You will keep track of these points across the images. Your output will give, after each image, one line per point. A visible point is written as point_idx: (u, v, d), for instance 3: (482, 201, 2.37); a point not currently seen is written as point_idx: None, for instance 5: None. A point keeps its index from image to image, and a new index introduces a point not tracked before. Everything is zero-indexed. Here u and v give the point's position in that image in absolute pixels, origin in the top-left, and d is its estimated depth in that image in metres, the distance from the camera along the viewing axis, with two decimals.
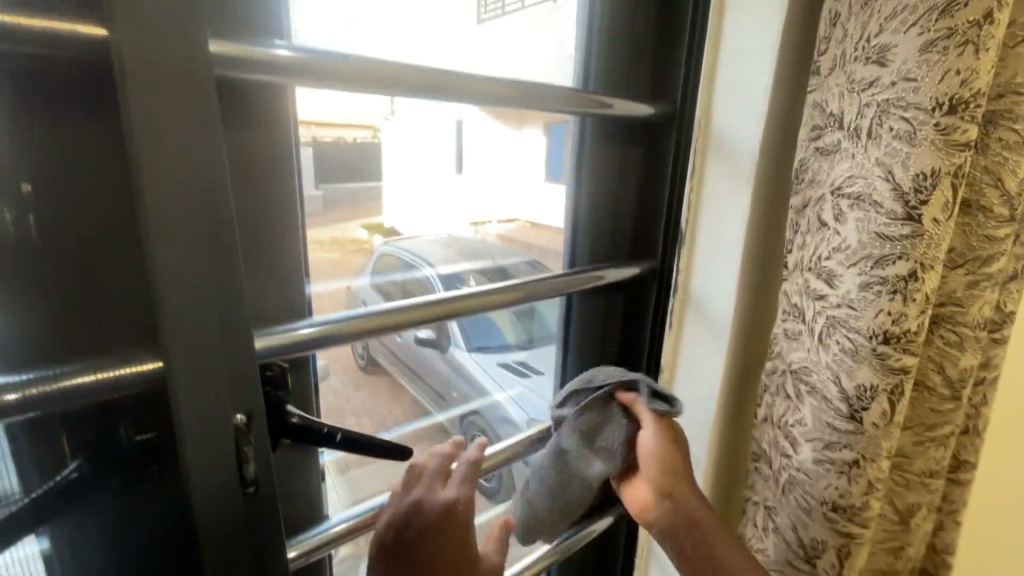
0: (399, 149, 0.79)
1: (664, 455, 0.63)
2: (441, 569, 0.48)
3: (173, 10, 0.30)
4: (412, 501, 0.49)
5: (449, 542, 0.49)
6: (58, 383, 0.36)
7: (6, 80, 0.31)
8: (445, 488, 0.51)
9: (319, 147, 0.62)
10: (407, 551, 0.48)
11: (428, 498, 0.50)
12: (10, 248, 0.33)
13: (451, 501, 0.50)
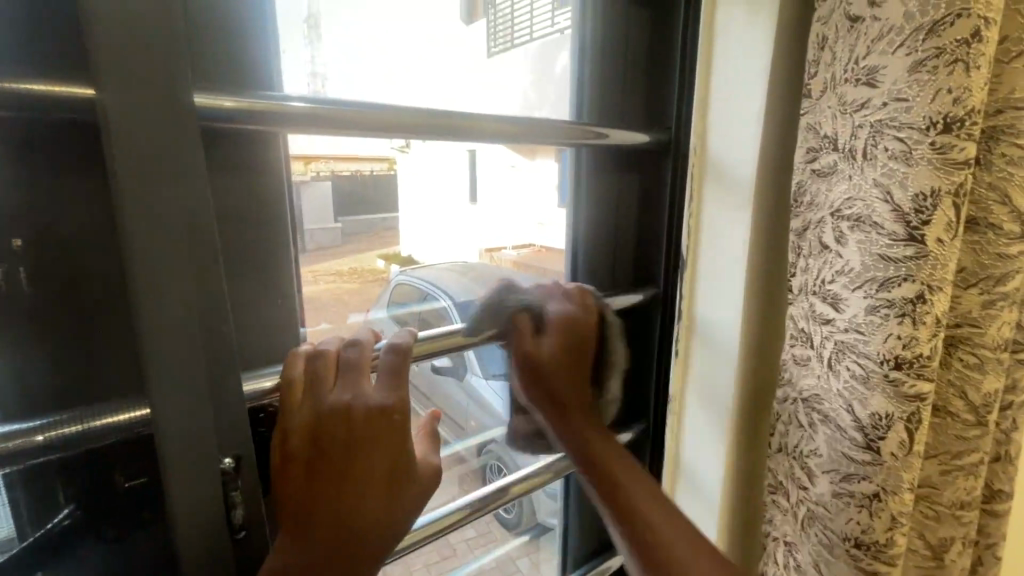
0: (410, 179, 0.80)
1: (561, 358, 0.67)
2: (372, 479, 0.41)
3: (160, 70, 0.32)
4: (336, 405, 0.41)
5: (375, 453, 0.41)
6: (50, 431, 0.35)
7: (7, 145, 0.33)
8: (373, 386, 0.43)
9: (337, 180, 0.63)
10: (331, 459, 0.40)
11: (357, 401, 0.41)
12: (5, 304, 0.34)
13: (380, 403, 0.42)
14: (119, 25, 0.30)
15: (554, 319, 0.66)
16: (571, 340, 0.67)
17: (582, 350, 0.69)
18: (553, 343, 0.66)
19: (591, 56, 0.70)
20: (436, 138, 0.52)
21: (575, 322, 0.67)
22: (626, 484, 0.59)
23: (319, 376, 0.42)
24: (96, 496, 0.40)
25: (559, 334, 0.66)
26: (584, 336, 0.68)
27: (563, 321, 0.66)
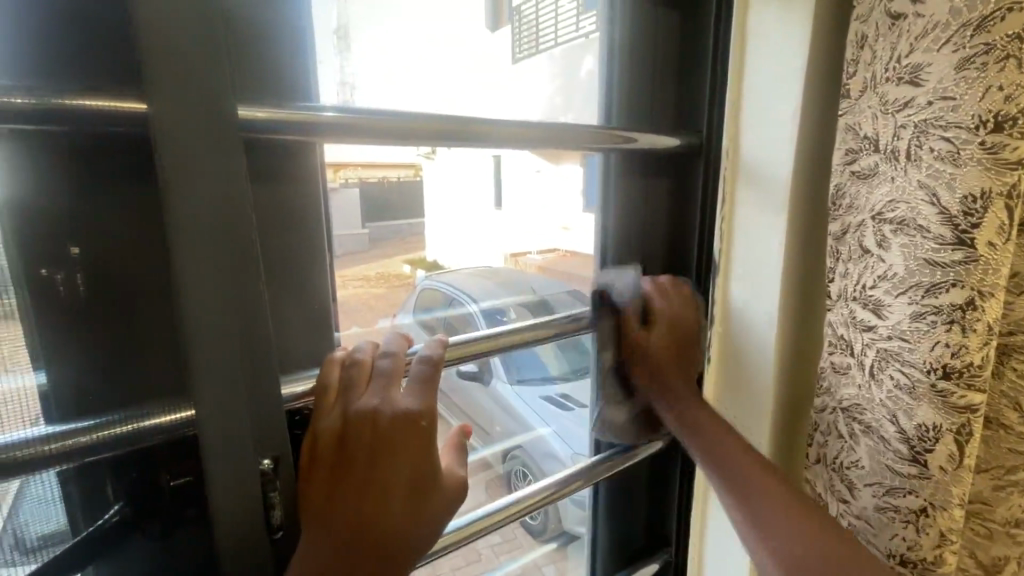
0: (434, 182, 0.81)
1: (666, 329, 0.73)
2: (395, 488, 0.41)
3: (208, 85, 0.33)
4: (363, 410, 0.41)
5: (398, 462, 0.41)
6: (97, 433, 0.37)
7: (62, 158, 0.35)
8: (403, 393, 0.43)
9: (365, 187, 0.65)
10: (356, 467, 0.40)
11: (382, 408, 0.41)
12: (64, 308, 0.36)
13: (411, 410, 0.42)
14: (169, 42, 0.32)
15: (667, 315, 0.73)
16: (677, 332, 0.74)
17: (689, 322, 0.75)
18: (661, 331, 0.73)
19: (620, 60, 0.70)
20: (465, 143, 0.52)
21: (681, 317, 0.74)
22: (718, 426, 0.64)
23: (353, 382, 0.43)
24: (144, 496, 0.41)
25: (666, 326, 0.73)
26: (692, 333, 0.75)
27: (674, 317, 0.74)
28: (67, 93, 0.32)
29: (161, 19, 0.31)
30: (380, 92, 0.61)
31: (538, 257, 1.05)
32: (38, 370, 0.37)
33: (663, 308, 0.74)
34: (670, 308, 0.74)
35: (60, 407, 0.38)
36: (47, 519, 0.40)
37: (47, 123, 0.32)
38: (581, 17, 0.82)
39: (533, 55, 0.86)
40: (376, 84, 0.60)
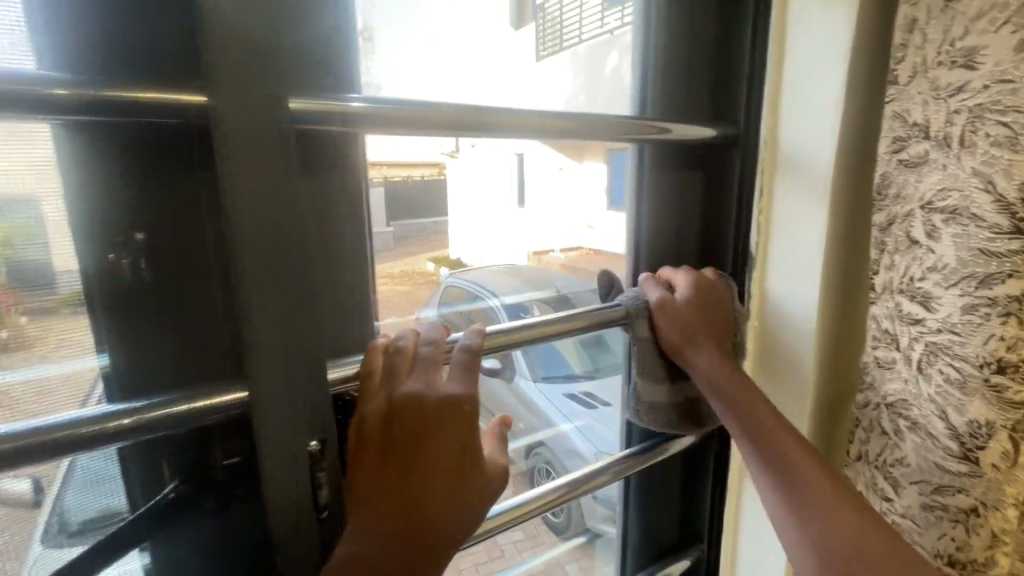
0: (458, 180, 0.81)
1: (698, 301, 0.66)
2: (441, 468, 0.42)
3: (269, 77, 0.35)
4: (407, 396, 0.42)
5: (445, 442, 0.42)
6: (157, 411, 0.38)
7: (130, 150, 0.37)
8: (448, 382, 0.44)
9: (391, 187, 0.61)
10: (404, 449, 0.41)
11: (426, 393, 0.43)
12: (133, 290, 0.39)
13: (454, 396, 0.43)
14: (233, 35, 0.33)
15: (699, 284, 0.67)
16: (710, 302, 0.67)
17: (721, 300, 0.68)
18: (695, 299, 0.66)
19: (655, 51, 0.69)
20: (501, 136, 0.53)
21: (712, 288, 0.68)
22: (767, 414, 0.60)
23: (396, 368, 0.44)
24: (197, 474, 0.44)
25: (699, 295, 0.66)
26: (726, 306, 0.68)
27: (707, 285, 0.67)
28: (119, 84, 0.34)
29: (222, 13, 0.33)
30: (401, 85, 0.61)
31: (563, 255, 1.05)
32: (101, 351, 0.40)
33: (692, 276, 0.68)
34: (702, 277, 0.68)
35: (120, 387, 0.40)
36: (109, 493, 0.43)
37: (109, 115, 0.33)
38: (605, 12, 0.84)
39: (556, 53, 0.87)
40: (398, 82, 0.60)
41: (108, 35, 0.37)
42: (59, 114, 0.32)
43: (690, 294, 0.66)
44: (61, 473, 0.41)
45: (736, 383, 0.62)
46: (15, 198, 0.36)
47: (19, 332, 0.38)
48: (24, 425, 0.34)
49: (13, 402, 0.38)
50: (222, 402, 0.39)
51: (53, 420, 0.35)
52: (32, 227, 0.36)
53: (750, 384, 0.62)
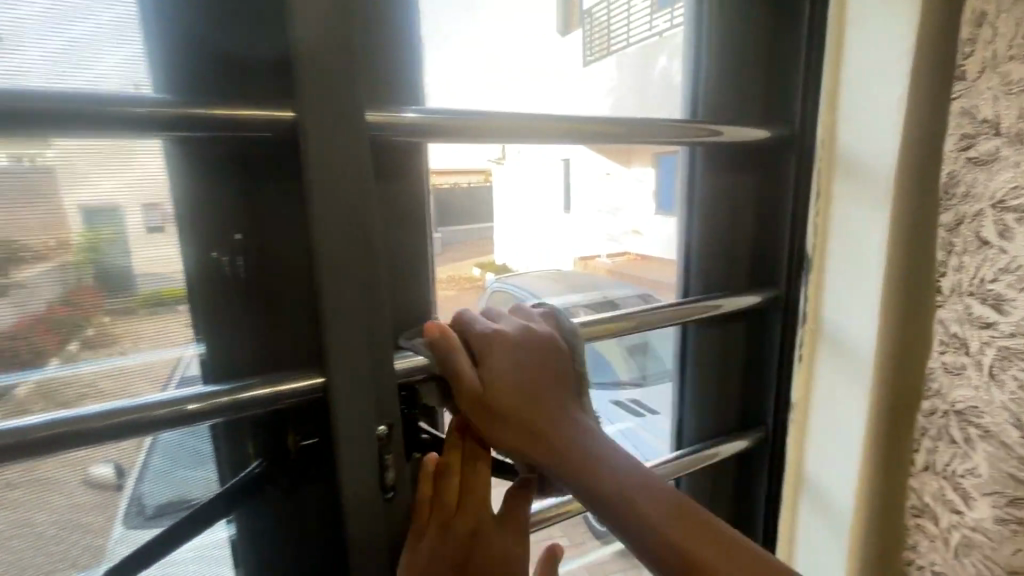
0: (503, 189, 0.79)
1: (510, 379, 0.40)
2: None
3: (349, 92, 0.39)
4: (457, 541, 0.43)
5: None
6: (237, 395, 0.42)
7: (236, 161, 0.44)
8: (500, 524, 0.45)
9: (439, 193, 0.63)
10: None
11: (476, 535, 0.44)
12: (234, 285, 0.45)
13: (508, 541, 0.45)
14: (321, 57, 0.37)
15: (490, 338, 0.41)
16: (514, 368, 0.41)
17: (537, 357, 0.42)
18: (507, 367, 0.40)
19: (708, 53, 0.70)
20: (551, 142, 0.54)
21: (521, 340, 0.42)
22: (639, 490, 0.40)
23: (444, 507, 0.43)
24: (275, 451, 0.49)
25: (493, 364, 0.40)
26: (552, 347, 0.43)
27: (507, 341, 0.41)
28: (194, 101, 0.38)
29: (315, 38, 0.37)
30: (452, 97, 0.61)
31: (607, 257, 0.97)
32: (198, 340, 0.46)
33: (480, 327, 0.42)
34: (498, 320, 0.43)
35: (216, 370, 0.47)
36: (191, 470, 0.48)
37: (197, 130, 0.38)
38: (653, 15, 0.81)
39: (603, 57, 0.81)
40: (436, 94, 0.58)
41: (211, 61, 0.43)
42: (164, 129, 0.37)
43: (492, 373, 0.40)
44: (139, 457, 0.45)
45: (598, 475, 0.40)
46: (106, 208, 0.40)
47: (105, 330, 0.42)
48: (132, 403, 0.38)
49: (98, 392, 0.42)
50: (288, 388, 0.43)
51: (155, 398, 0.39)
52: (121, 234, 0.41)
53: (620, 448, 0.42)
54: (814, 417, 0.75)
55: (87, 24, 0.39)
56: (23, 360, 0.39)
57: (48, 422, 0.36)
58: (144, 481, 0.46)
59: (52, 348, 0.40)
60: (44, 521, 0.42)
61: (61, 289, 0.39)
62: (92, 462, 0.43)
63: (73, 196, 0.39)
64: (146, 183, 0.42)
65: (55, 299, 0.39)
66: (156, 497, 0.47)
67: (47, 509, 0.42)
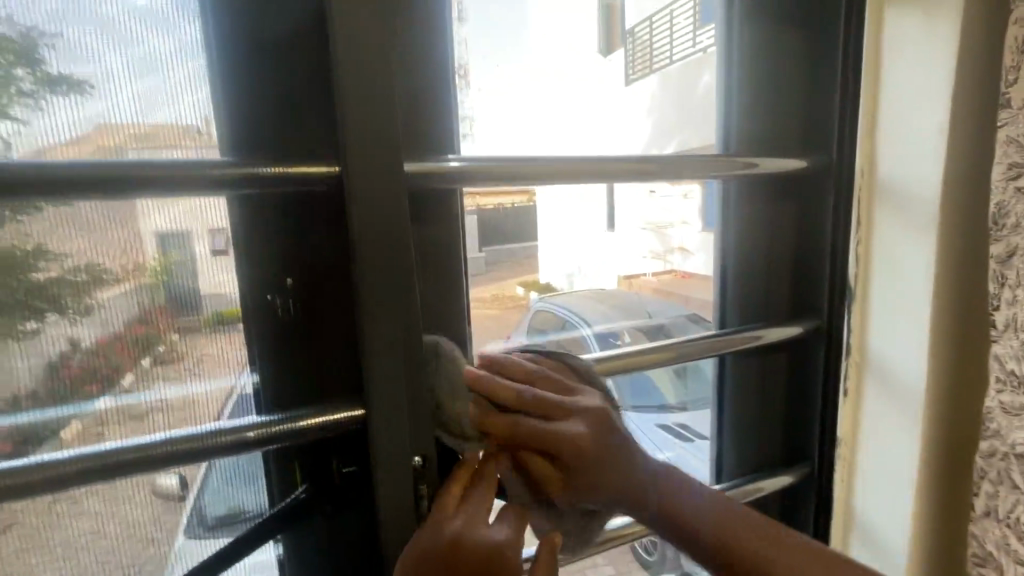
0: (552, 213, 0.70)
1: (585, 473, 0.51)
2: None
3: (389, 149, 0.43)
4: (448, 537, 0.43)
5: None
6: (291, 424, 0.46)
7: (289, 212, 0.49)
8: (493, 527, 0.45)
9: (483, 215, 0.61)
10: None
11: (467, 532, 0.43)
12: (287, 324, 0.50)
13: (498, 541, 0.44)
14: (361, 120, 0.41)
15: (538, 432, 0.48)
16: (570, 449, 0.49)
17: (601, 446, 0.51)
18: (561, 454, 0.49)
19: (741, 83, 0.70)
20: (580, 180, 0.56)
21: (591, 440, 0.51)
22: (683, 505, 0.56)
23: (443, 504, 0.44)
24: (321, 478, 0.52)
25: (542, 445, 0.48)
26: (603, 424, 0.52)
27: (560, 434, 0.49)
28: (253, 161, 0.43)
29: (352, 104, 0.41)
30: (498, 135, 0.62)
31: (653, 274, 0.81)
32: (254, 369, 0.51)
33: (524, 419, 0.48)
34: (523, 394, 0.48)
35: (267, 402, 0.52)
36: (243, 491, 0.52)
37: (254, 185, 0.43)
38: (697, 30, 0.75)
39: (646, 75, 0.78)
40: (463, 141, 0.58)
41: (272, 125, 0.48)
42: (227, 186, 0.42)
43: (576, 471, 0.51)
44: (200, 472, 0.50)
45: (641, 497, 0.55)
46: (178, 234, 0.46)
47: (173, 346, 0.47)
48: (198, 430, 0.43)
49: (164, 407, 0.47)
50: (332, 419, 0.46)
51: (208, 428, 0.44)
52: (189, 258, 0.47)
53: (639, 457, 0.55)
54: (862, 455, 0.72)
55: (169, 94, 0.46)
56: (104, 374, 0.45)
57: (132, 445, 0.41)
58: (205, 494, 0.51)
59: (129, 364, 0.45)
60: (116, 525, 0.47)
61: (136, 309, 0.45)
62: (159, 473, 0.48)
63: (152, 218, 0.45)
64: (203, 215, 0.47)
65: (130, 318, 0.45)
66: (214, 511, 0.51)
67: (118, 517, 0.47)
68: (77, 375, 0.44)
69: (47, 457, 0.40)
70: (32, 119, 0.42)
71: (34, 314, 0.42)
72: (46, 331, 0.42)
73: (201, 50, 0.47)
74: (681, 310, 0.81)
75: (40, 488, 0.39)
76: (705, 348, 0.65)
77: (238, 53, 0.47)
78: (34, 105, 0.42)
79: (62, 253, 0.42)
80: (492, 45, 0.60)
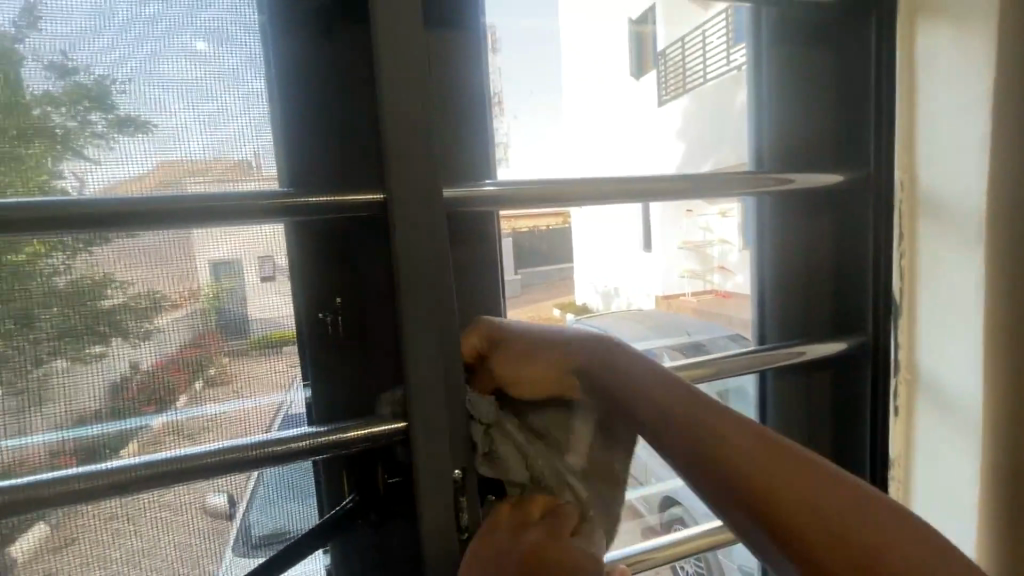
0: (586, 234, 0.70)
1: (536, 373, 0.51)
2: None
3: (430, 174, 0.46)
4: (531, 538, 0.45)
5: None
6: (341, 433, 0.49)
7: (341, 237, 0.53)
8: (574, 537, 0.47)
9: (518, 239, 0.63)
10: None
11: (550, 538, 0.45)
12: (337, 341, 0.55)
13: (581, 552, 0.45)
14: (407, 151, 0.45)
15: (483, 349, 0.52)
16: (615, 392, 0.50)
17: (522, 349, 0.51)
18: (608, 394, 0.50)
19: (771, 106, 0.71)
20: (614, 200, 0.58)
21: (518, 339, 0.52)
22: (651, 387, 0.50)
23: (526, 503, 0.49)
24: (367, 487, 0.55)
25: (527, 377, 0.50)
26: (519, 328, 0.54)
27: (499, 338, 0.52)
28: (303, 193, 0.47)
29: (399, 137, 0.45)
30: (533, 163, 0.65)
31: (691, 294, 0.81)
32: (305, 386, 0.54)
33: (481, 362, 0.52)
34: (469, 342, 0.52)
35: (319, 415, 0.56)
36: (287, 506, 0.55)
37: (311, 212, 0.47)
38: (730, 49, 0.74)
39: (678, 95, 0.77)
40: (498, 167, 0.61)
41: (328, 157, 0.53)
42: (286, 214, 0.46)
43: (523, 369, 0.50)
44: (248, 489, 0.53)
45: (603, 371, 0.51)
46: (227, 262, 0.50)
47: (223, 370, 0.51)
48: (254, 440, 0.47)
49: (217, 426, 0.51)
50: (379, 431, 0.49)
51: (247, 441, 0.47)
52: (238, 283, 0.50)
53: (678, 403, 0.49)
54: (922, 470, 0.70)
55: (221, 134, 0.50)
56: (159, 397, 0.49)
57: (195, 453, 0.45)
58: (252, 514, 0.53)
59: (183, 387, 0.50)
60: (171, 539, 0.51)
61: (191, 333, 0.49)
62: (210, 491, 0.51)
63: (207, 249, 0.49)
64: (259, 243, 0.51)
65: (185, 342, 0.49)
66: (260, 529, 0.54)
67: (172, 531, 0.51)
68: (135, 397, 0.48)
69: (117, 465, 0.43)
70: (103, 158, 0.47)
71: (100, 339, 0.47)
72: (109, 354, 0.47)
73: (263, 97, 0.52)
74: (722, 330, 0.79)
75: (99, 492, 0.43)
76: (750, 363, 0.65)
77: (294, 100, 0.52)
78: (104, 145, 0.47)
79: (126, 281, 0.47)
80: (526, 79, 0.63)
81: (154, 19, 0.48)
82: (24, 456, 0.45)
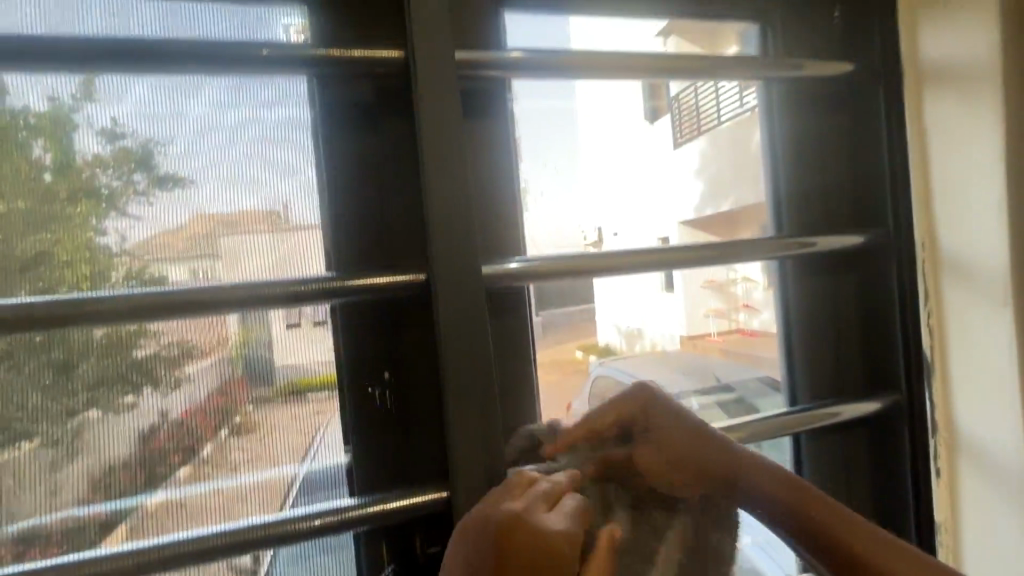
0: (611, 289, 0.69)
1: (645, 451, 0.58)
2: None
3: (468, 255, 0.50)
4: (511, 510, 0.45)
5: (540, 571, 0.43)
6: (386, 501, 0.51)
7: (383, 309, 0.57)
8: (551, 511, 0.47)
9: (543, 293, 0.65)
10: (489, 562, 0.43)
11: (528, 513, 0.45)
12: (383, 412, 0.58)
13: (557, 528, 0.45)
14: (450, 239, 0.49)
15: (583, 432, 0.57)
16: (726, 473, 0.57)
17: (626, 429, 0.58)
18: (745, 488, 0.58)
19: (788, 167, 0.74)
20: (638, 269, 0.60)
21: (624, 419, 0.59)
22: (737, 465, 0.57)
23: (510, 488, 0.47)
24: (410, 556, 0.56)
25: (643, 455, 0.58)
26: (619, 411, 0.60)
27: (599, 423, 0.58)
28: (342, 276, 0.51)
29: (439, 226, 0.49)
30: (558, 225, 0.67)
31: (718, 333, 0.74)
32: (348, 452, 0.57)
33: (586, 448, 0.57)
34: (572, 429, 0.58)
35: (360, 484, 0.58)
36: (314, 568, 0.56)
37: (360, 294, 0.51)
38: (743, 91, 0.73)
39: (694, 137, 0.72)
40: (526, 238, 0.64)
41: (367, 236, 0.58)
42: (332, 296, 0.50)
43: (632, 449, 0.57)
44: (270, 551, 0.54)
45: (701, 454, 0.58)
46: (256, 311, 0.53)
47: (247, 416, 0.54)
48: (295, 512, 0.49)
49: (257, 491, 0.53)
50: (424, 500, 0.51)
51: (280, 517, 0.49)
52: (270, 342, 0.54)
53: (799, 501, 0.57)
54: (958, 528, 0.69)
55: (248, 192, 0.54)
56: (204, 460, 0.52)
57: (240, 526, 0.48)
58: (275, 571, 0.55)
59: (208, 433, 0.53)
60: None
61: (218, 381, 0.53)
62: None
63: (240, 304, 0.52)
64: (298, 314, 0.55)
65: (212, 389, 0.53)
66: None
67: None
68: (163, 446, 0.52)
69: (159, 541, 0.46)
70: (142, 214, 0.52)
71: (132, 389, 0.51)
72: (139, 404, 0.51)
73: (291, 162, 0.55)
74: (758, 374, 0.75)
75: (135, 573, 0.45)
76: (781, 423, 0.65)
77: (338, 185, 0.57)
78: (144, 202, 0.52)
79: (157, 331, 0.51)
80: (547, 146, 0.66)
81: (194, 96, 0.53)
82: (58, 502, 0.49)
